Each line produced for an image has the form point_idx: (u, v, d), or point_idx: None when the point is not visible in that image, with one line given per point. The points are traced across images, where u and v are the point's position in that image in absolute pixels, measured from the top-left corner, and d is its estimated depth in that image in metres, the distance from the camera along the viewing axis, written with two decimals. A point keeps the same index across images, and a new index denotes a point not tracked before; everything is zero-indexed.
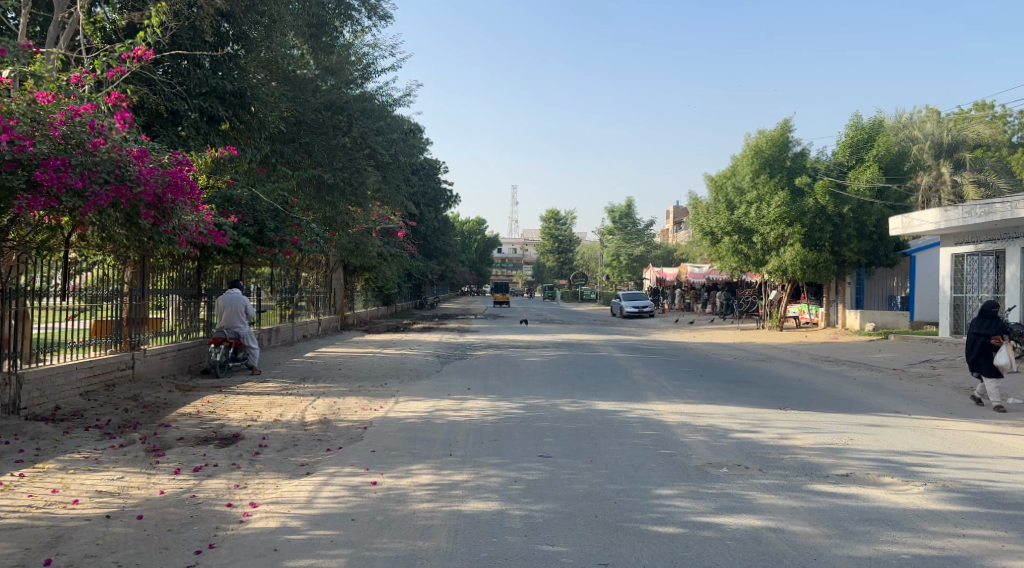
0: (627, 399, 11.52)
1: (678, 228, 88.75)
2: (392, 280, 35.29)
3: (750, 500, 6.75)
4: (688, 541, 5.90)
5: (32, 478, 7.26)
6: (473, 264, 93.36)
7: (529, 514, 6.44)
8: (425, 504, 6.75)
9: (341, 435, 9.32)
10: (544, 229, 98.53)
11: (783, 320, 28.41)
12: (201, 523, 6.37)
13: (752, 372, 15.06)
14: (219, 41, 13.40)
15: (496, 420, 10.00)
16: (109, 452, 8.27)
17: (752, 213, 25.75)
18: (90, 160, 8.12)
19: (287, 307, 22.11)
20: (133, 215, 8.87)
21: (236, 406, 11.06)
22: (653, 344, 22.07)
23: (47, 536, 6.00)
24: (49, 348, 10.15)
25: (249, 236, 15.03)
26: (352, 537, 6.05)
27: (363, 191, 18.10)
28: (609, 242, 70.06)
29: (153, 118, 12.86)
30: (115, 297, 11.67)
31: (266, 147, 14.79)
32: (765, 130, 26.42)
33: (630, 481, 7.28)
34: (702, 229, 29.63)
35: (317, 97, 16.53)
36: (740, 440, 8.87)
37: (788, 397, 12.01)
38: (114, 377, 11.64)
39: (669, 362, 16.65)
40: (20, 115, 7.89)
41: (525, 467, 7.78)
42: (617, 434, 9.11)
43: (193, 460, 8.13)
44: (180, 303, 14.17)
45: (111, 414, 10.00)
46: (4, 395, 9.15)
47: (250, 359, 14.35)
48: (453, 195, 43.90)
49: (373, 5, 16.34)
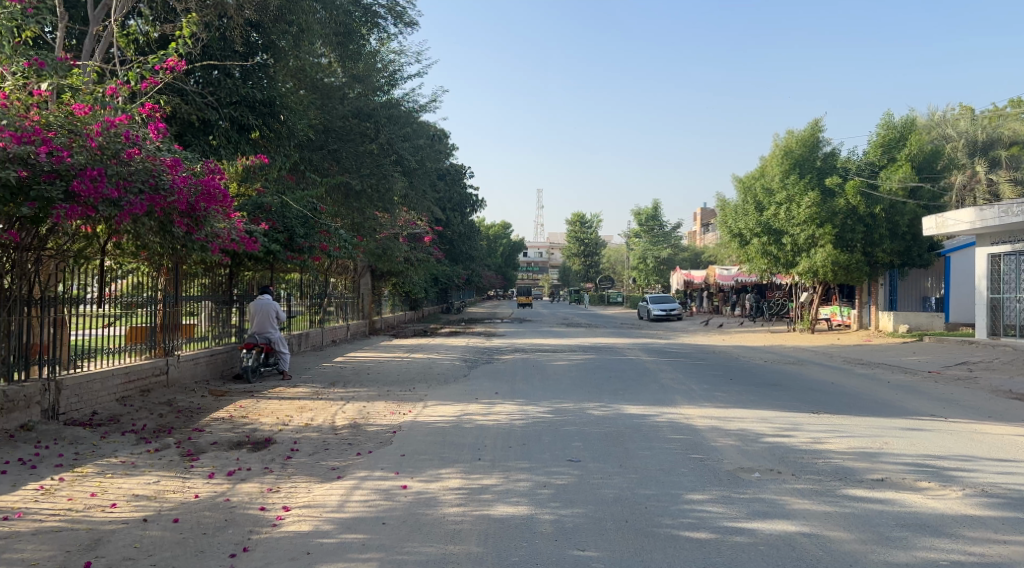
0: (656, 403, 11.51)
1: (706, 231, 88.42)
2: (419, 284, 35.43)
3: (784, 505, 6.71)
4: (721, 546, 5.89)
5: (71, 482, 7.42)
6: (499, 267, 93.61)
7: (558, 519, 6.46)
8: (455, 508, 6.80)
9: (370, 440, 9.40)
10: (570, 233, 98.30)
11: (814, 323, 28.13)
12: (235, 527, 6.46)
13: (784, 376, 14.93)
14: (250, 51, 13.64)
15: (525, 424, 10.02)
16: (145, 456, 8.41)
17: (782, 213, 25.54)
18: (125, 170, 8.33)
19: (316, 312, 22.31)
20: (167, 223, 9.02)
21: (268, 410, 11.20)
22: (681, 347, 22.00)
23: (87, 539, 6.13)
24: (85, 355, 10.34)
25: (280, 243, 15.19)
26: (384, 541, 6.11)
27: (389, 197, 18.32)
28: (636, 245, 69.67)
29: (185, 127, 13.05)
30: (149, 303, 11.86)
31: (295, 155, 15.04)
32: (794, 131, 26.25)
33: (660, 485, 7.27)
34: (730, 231, 29.41)
35: (344, 105, 16.71)
36: (772, 444, 8.82)
37: (820, 401, 11.91)
38: (149, 382, 11.85)
39: (698, 365, 16.59)
40: (58, 127, 8.14)
41: (554, 471, 7.79)
42: (647, 438, 9.10)
43: (227, 464, 8.25)
44: (212, 309, 14.40)
45: (146, 419, 10.16)
46: (44, 400, 9.35)
47: (282, 363, 14.51)
48: (479, 199, 43.81)
49: (399, 13, 16.56)
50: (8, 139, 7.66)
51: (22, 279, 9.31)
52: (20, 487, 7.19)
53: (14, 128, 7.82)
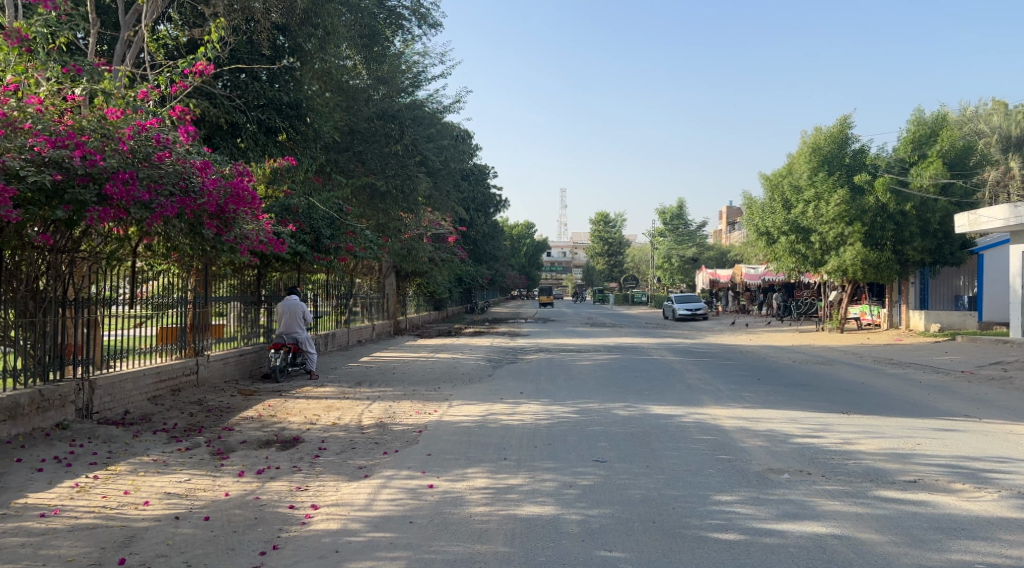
0: (683, 403, 11.48)
1: (732, 230, 87.89)
2: (443, 284, 35.56)
3: (814, 507, 6.68)
4: (751, 548, 5.87)
5: (105, 480, 7.55)
6: (523, 267, 93.67)
7: (585, 519, 6.47)
8: (481, 507, 6.84)
9: (397, 439, 9.46)
10: (594, 233, 98.17)
11: (844, 322, 27.87)
12: (265, 525, 6.55)
13: (813, 376, 14.83)
14: (276, 54, 13.79)
15: (550, 424, 10.04)
16: (176, 455, 8.54)
17: (810, 211, 25.36)
18: (156, 173, 8.46)
19: (342, 312, 22.46)
20: (197, 224, 9.14)
21: (296, 409, 11.32)
22: (707, 347, 21.89)
23: (121, 536, 6.24)
24: (117, 355, 10.49)
25: (307, 244, 15.35)
26: (411, 539, 6.16)
27: (414, 197, 18.38)
28: (661, 244, 69.39)
29: (213, 130, 13.26)
30: (179, 304, 12.03)
31: (322, 156, 15.17)
32: (822, 128, 25.99)
33: (688, 486, 7.26)
34: (757, 230, 29.22)
35: (369, 106, 16.75)
36: (802, 445, 8.77)
37: (851, 401, 11.80)
38: (179, 382, 12.02)
39: (726, 365, 16.51)
40: (92, 131, 8.27)
41: (580, 471, 7.81)
42: (674, 439, 9.08)
43: (256, 463, 8.36)
44: (241, 310, 14.56)
45: (177, 418, 10.31)
46: (78, 399, 9.51)
47: (309, 363, 14.64)
48: (502, 199, 43.84)
49: (423, 14, 16.89)
50: (43, 143, 7.80)
51: (57, 280, 9.45)
52: (56, 485, 7.32)
53: (48, 133, 7.95)
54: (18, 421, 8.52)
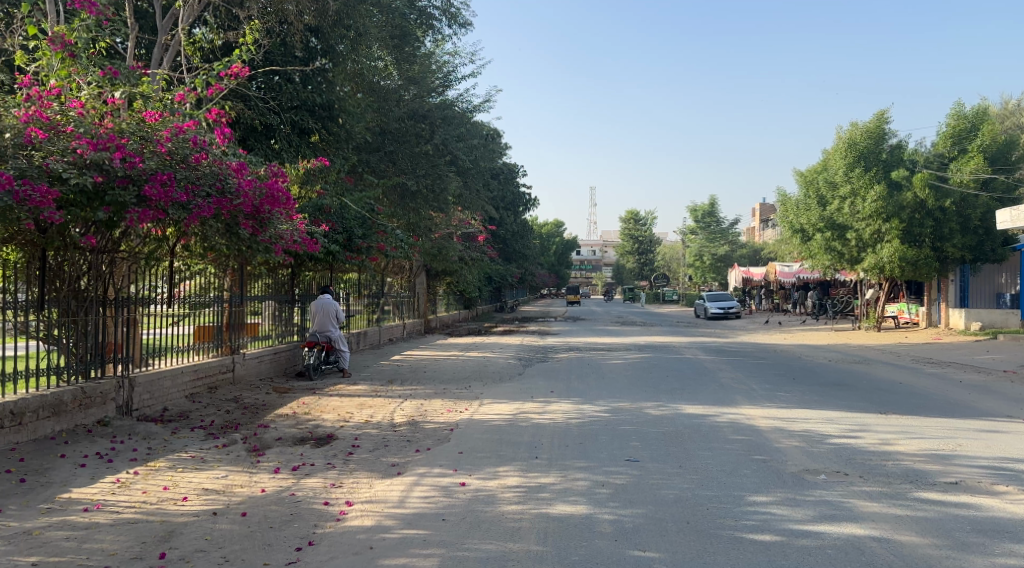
0: (717, 403, 11.41)
1: (766, 228, 87.01)
2: (474, 283, 35.62)
3: (852, 508, 6.62)
4: (787, 549, 5.85)
5: (145, 476, 7.71)
6: (552, 266, 93.54)
7: (618, 519, 6.48)
8: (513, 506, 6.88)
9: (429, 437, 9.54)
10: (624, 231, 97.73)
11: (881, 320, 27.51)
12: (301, 521, 6.64)
13: (850, 375, 14.68)
14: (310, 56, 13.91)
15: (581, 424, 10.06)
16: (213, 451, 8.69)
17: (846, 208, 25.08)
18: (193, 174, 8.65)
19: (373, 311, 22.61)
20: (233, 224, 9.28)
21: (330, 407, 11.45)
22: (742, 345, 21.68)
23: (161, 531, 6.37)
24: (156, 353, 10.69)
25: (339, 244, 15.56)
26: (445, 537, 6.22)
27: (444, 197, 18.43)
28: (692, 242, 68.88)
29: (248, 132, 13.51)
30: (215, 303, 12.23)
31: (354, 157, 15.29)
32: (858, 123, 25.60)
33: (722, 486, 7.24)
34: (792, 227, 28.96)
35: (400, 107, 16.94)
36: (838, 446, 8.68)
37: (889, 401, 11.66)
38: (216, 380, 12.22)
39: (760, 365, 16.35)
40: (131, 133, 8.46)
41: (612, 471, 7.81)
42: (707, 439, 9.04)
43: (291, 459, 8.48)
44: (275, 308, 14.75)
45: (214, 415, 10.48)
46: (119, 397, 9.71)
47: (342, 362, 14.78)
48: (531, 198, 43.75)
49: (453, 14, 17.01)
50: (85, 145, 7.95)
51: (98, 280, 9.64)
52: (98, 480, 7.48)
53: (90, 135, 8.09)
54: (61, 418, 8.72)
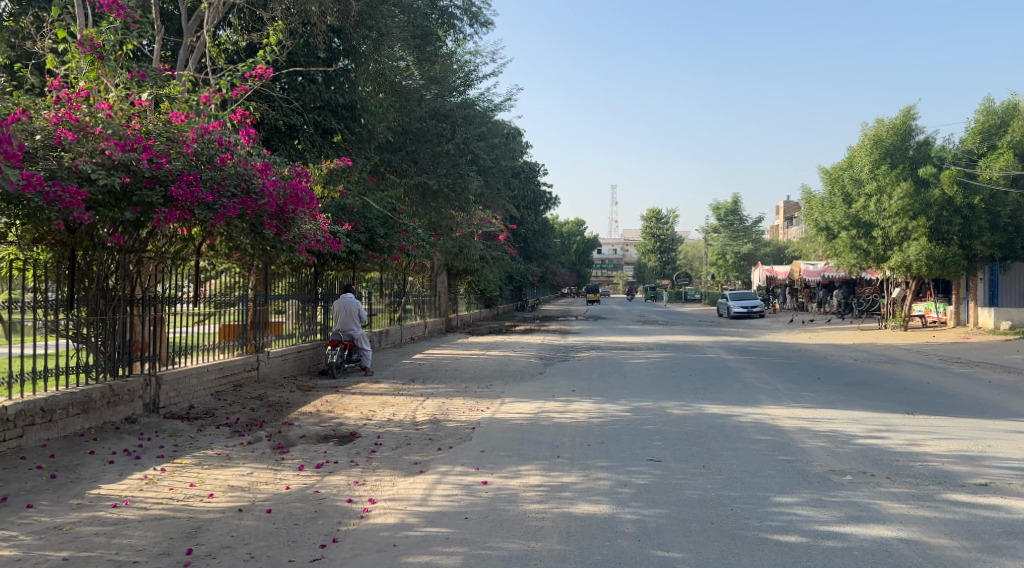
0: (740, 402, 11.36)
1: (790, 226, 86.36)
2: (494, 282, 35.66)
3: (879, 509, 6.58)
4: (813, 551, 5.82)
5: (172, 472, 7.81)
6: (573, 265, 93.43)
7: (641, 519, 6.48)
8: (536, 504, 6.90)
9: (451, 435, 9.58)
10: (646, 230, 97.36)
11: (907, 320, 27.22)
12: (325, 518, 6.70)
13: (877, 375, 14.55)
14: (332, 57, 14.03)
15: (604, 423, 10.07)
16: (239, 449, 8.78)
17: (872, 206, 24.85)
18: (219, 175, 8.72)
19: (395, 310, 22.72)
20: (258, 224, 9.35)
21: (353, 405, 11.53)
22: (766, 345, 21.55)
23: (188, 527, 6.45)
24: (182, 352, 10.82)
25: (361, 243, 15.67)
26: (467, 535, 6.25)
27: (466, 196, 18.48)
28: (715, 240, 68.48)
29: (272, 133, 13.67)
30: (241, 302, 12.36)
31: (376, 156, 15.37)
32: (884, 120, 25.37)
33: (746, 487, 7.22)
34: (817, 225, 28.73)
35: (422, 106, 17.02)
36: (865, 446, 8.61)
37: (917, 401, 11.55)
38: (241, 377, 12.34)
39: (784, 364, 16.24)
40: (157, 134, 8.60)
41: (635, 470, 7.81)
42: (731, 439, 9.01)
43: (315, 457, 8.55)
44: (299, 307, 14.87)
45: (239, 413, 10.59)
46: (145, 394, 9.84)
47: (364, 360, 14.87)
48: (552, 196, 43.68)
49: (475, 13, 17.06)
50: (114, 147, 8.09)
51: (125, 280, 9.76)
52: (126, 477, 7.60)
53: (118, 137, 8.22)
54: (90, 415, 8.87)
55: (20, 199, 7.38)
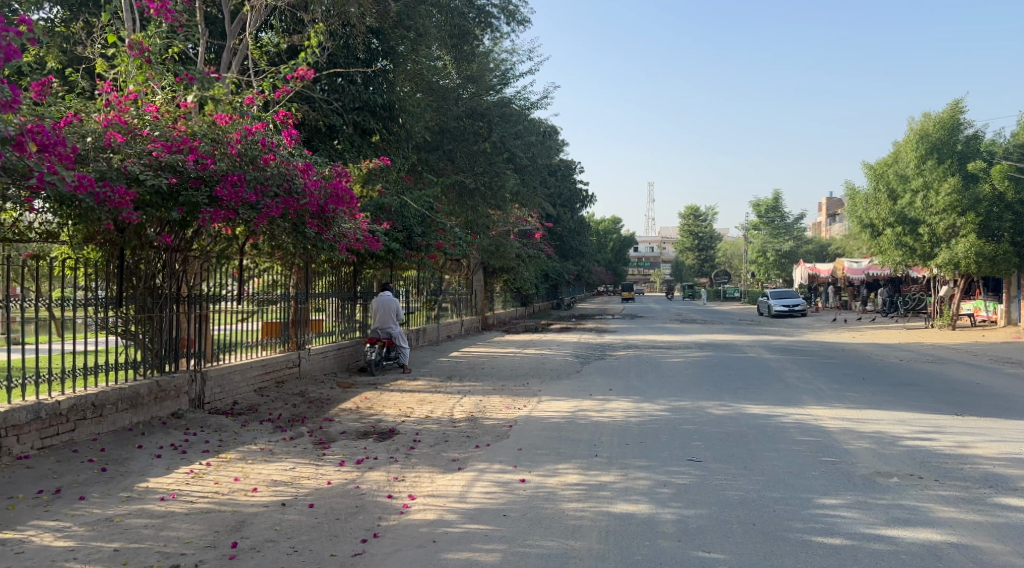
0: (781, 403, 11.27)
1: (833, 223, 85.10)
2: (531, 280, 35.74)
3: (926, 513, 6.50)
4: (858, 554, 5.77)
5: (217, 467, 7.99)
6: (609, 263, 93.17)
7: (681, 519, 6.48)
8: (574, 503, 6.93)
9: (488, 433, 9.65)
10: (684, 227, 96.53)
11: (955, 319, 26.63)
12: (366, 514, 6.80)
13: (925, 375, 14.30)
14: (371, 58, 14.19)
15: (642, 422, 10.06)
16: (281, 444, 8.94)
17: (918, 201, 24.36)
18: (262, 175, 8.86)
19: (432, 308, 22.86)
20: (300, 224, 9.47)
21: (391, 402, 11.65)
22: (808, 345, 21.28)
23: (233, 521, 6.60)
24: (226, 348, 11.04)
25: (399, 242, 15.81)
26: (506, 533, 6.30)
27: (502, 194, 18.55)
28: (756, 237, 67.69)
29: (312, 133, 13.87)
30: (282, 300, 12.58)
31: (414, 156, 15.46)
32: (931, 114, 24.86)
33: (789, 488, 7.17)
34: (860, 222, 28.07)
35: (459, 106, 17.09)
36: (911, 448, 8.50)
37: (967, 403, 11.34)
38: (283, 374, 12.56)
39: (827, 364, 16.04)
40: (202, 136, 8.67)
41: (674, 471, 7.80)
42: (773, 440, 8.94)
43: (355, 453, 8.68)
44: (338, 305, 15.07)
45: (281, 408, 10.77)
46: (191, 390, 10.06)
47: (402, 358, 15.01)
48: (589, 194, 43.58)
49: (511, 12, 17.09)
50: (161, 148, 8.38)
51: (172, 278, 9.98)
52: (173, 471, 7.78)
53: (165, 138, 8.51)
54: (138, 410, 9.09)
55: (73, 200, 7.52)
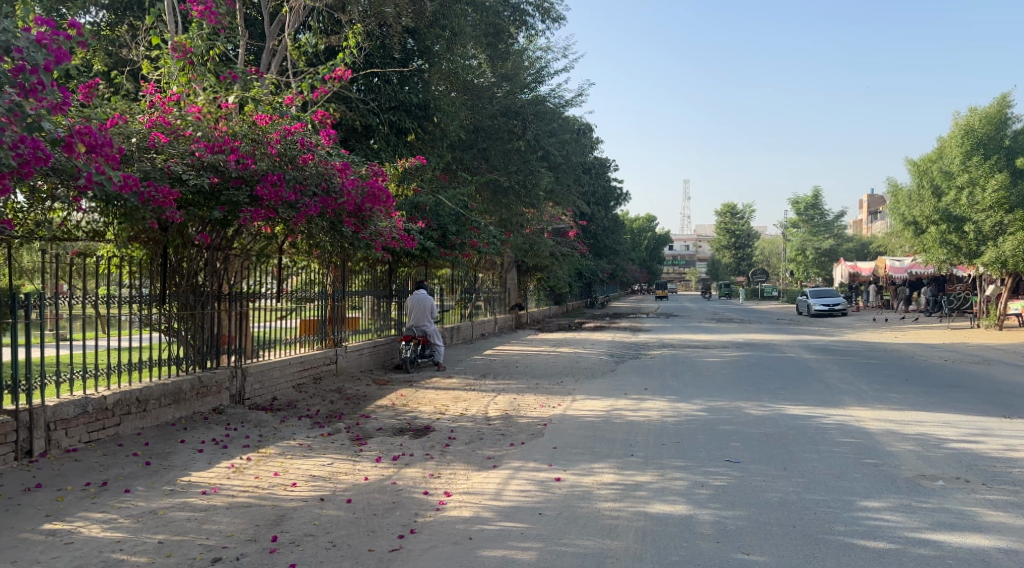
0: (821, 404, 11.14)
1: (875, 221, 83.68)
2: (565, 279, 35.72)
3: (974, 517, 6.39)
4: (903, 558, 5.70)
5: (257, 461, 8.12)
6: (643, 262, 92.76)
7: (719, 520, 6.45)
8: (610, 503, 6.92)
9: (523, 431, 9.68)
10: (721, 225, 95.56)
11: (1002, 318, 26.05)
12: (403, 510, 6.86)
13: (970, 376, 14.05)
14: (407, 57, 14.32)
15: (678, 422, 10.01)
16: (319, 440, 9.06)
17: (963, 198, 23.70)
18: (301, 175, 8.98)
19: (466, 306, 22.97)
20: (337, 223, 9.60)
21: (426, 399, 11.75)
22: (849, 344, 20.99)
23: (273, 515, 6.70)
24: (266, 345, 11.22)
25: (434, 240, 15.90)
26: (542, 531, 6.32)
27: (536, 193, 18.55)
28: (795, 236, 67.00)
29: (349, 133, 14.03)
30: (320, 297, 12.74)
31: (448, 155, 15.54)
32: (977, 108, 24.65)
33: (830, 490, 7.10)
34: (904, 220, 27.45)
35: (493, 104, 17.12)
36: (957, 451, 8.36)
37: (1015, 405, 11.11)
38: (320, 371, 12.71)
39: (868, 364, 15.84)
40: (243, 136, 8.82)
41: (712, 471, 7.76)
42: (813, 441, 8.84)
43: (392, 449, 8.76)
44: (374, 303, 15.20)
45: (319, 405, 10.91)
46: (232, 386, 10.25)
47: (437, 355, 15.12)
48: (623, 192, 43.43)
49: (546, 9, 17.09)
50: (203, 149, 8.52)
51: (213, 276, 10.17)
52: (215, 465, 7.92)
53: (207, 139, 8.64)
54: (180, 405, 9.28)
55: (118, 199, 7.70)
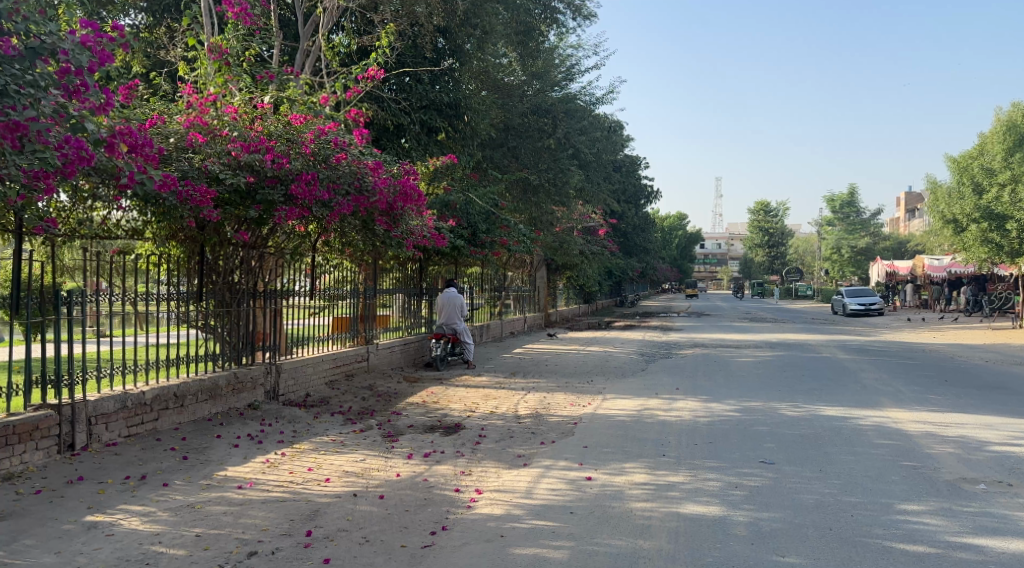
0: (856, 405, 11.01)
1: (912, 219, 82.23)
2: (595, 278, 35.61)
3: (1016, 521, 6.29)
4: (943, 562, 5.63)
5: (291, 457, 8.21)
6: (674, 261, 92.12)
7: (754, 521, 6.41)
8: (642, 503, 6.91)
9: (554, 430, 9.68)
10: (753, 223, 94.54)
11: None
12: (435, 506, 6.91)
13: (1012, 379, 13.76)
14: (439, 57, 14.39)
15: (710, 422, 9.96)
16: (352, 436, 9.14)
17: (1006, 196, 23.11)
18: (334, 174, 9.06)
19: (495, 304, 23.00)
20: (369, 221, 9.69)
21: (457, 397, 11.81)
22: (885, 345, 20.68)
23: (308, 510, 6.78)
24: (299, 342, 11.34)
25: (465, 239, 15.92)
26: (574, 530, 6.32)
27: (567, 190, 18.49)
28: (829, 234, 66.16)
29: (381, 132, 14.13)
30: (352, 296, 12.84)
31: (479, 153, 15.57)
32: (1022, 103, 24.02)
33: (867, 493, 7.02)
34: (944, 218, 26.97)
35: (524, 102, 17.13)
36: (998, 454, 8.22)
37: None
38: (352, 368, 12.82)
39: (906, 365, 15.60)
40: (279, 135, 8.93)
41: (745, 472, 7.71)
42: (849, 443, 8.75)
43: (423, 446, 8.81)
44: (405, 301, 15.28)
45: (351, 401, 11.01)
46: (267, 382, 10.38)
47: (467, 353, 15.17)
48: (653, 190, 43.21)
49: (578, 7, 17.04)
50: (239, 148, 8.60)
51: (248, 274, 10.28)
52: (250, 460, 8.02)
53: (243, 139, 8.71)
54: (216, 401, 9.41)
55: (157, 199, 7.83)
